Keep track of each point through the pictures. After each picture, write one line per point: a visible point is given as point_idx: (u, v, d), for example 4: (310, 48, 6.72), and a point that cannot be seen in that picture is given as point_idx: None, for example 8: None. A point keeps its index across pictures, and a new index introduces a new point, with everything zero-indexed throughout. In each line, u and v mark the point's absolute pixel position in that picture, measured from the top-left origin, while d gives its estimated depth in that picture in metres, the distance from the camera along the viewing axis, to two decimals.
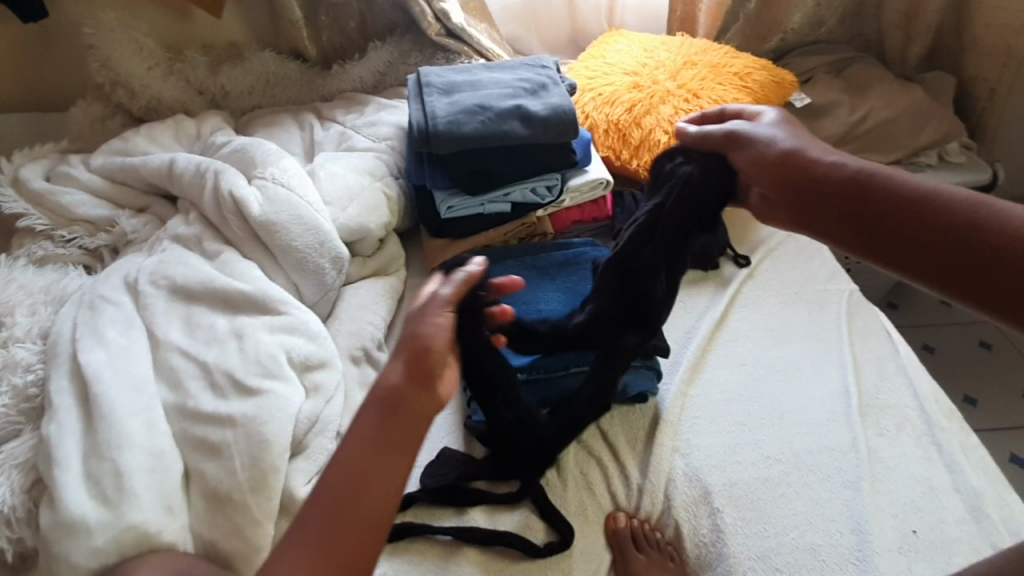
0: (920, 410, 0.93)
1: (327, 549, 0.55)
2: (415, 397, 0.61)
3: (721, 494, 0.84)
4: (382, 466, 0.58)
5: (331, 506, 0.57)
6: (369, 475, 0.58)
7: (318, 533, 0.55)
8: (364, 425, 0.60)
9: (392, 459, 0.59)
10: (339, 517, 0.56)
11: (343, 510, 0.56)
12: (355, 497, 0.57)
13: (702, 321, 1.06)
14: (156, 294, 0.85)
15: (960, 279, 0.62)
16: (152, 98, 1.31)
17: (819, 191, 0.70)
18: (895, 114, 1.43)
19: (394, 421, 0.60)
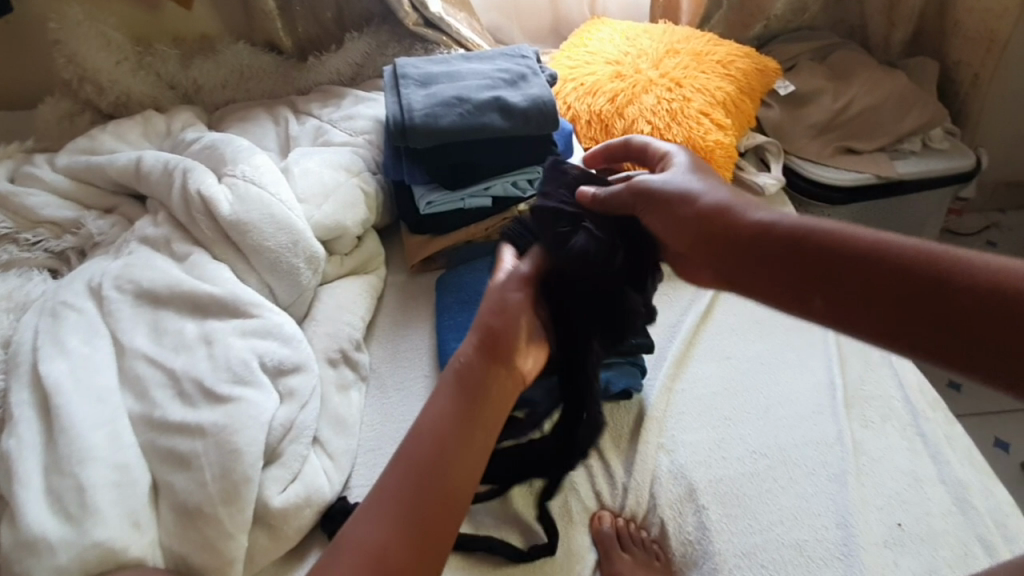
0: (905, 400, 0.93)
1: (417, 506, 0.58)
2: (495, 371, 0.67)
3: (706, 490, 0.84)
4: (466, 435, 0.63)
5: (418, 467, 0.60)
6: (451, 445, 0.62)
7: (395, 504, 0.58)
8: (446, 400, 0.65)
9: (475, 430, 0.64)
10: (420, 485, 0.59)
11: (423, 477, 0.60)
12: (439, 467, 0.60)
13: (687, 314, 1.04)
14: (121, 299, 0.81)
15: (939, 338, 0.50)
16: (121, 93, 1.26)
17: (745, 246, 0.61)
18: (880, 101, 1.42)
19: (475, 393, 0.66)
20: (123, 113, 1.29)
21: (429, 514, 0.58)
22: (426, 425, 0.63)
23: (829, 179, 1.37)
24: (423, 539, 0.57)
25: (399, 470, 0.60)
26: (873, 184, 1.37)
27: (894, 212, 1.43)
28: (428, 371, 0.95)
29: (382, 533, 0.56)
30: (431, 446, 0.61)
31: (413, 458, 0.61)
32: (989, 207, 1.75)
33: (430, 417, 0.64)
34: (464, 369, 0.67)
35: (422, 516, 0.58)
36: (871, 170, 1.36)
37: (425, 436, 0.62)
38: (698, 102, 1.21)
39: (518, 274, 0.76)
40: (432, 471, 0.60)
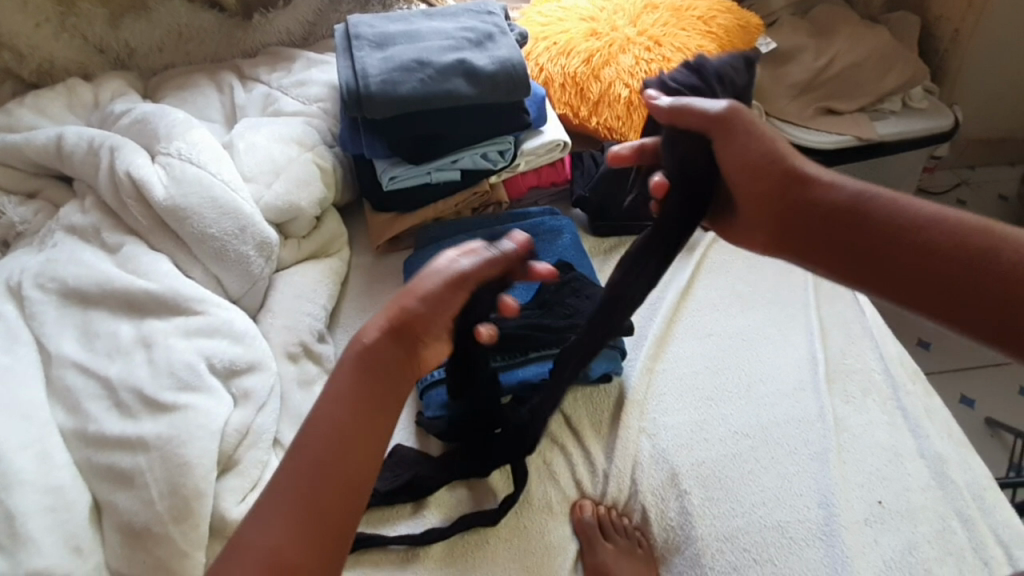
0: (885, 373, 0.92)
1: (308, 509, 0.51)
2: (399, 359, 0.59)
3: (688, 474, 0.82)
4: (365, 431, 0.55)
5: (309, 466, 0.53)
6: (348, 442, 0.55)
7: (289, 502, 0.51)
8: (343, 389, 0.57)
9: (374, 426, 0.56)
10: (312, 489, 0.52)
11: (317, 479, 0.53)
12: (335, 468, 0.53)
13: (668, 290, 1.00)
14: (44, 299, 0.75)
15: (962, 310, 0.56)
16: (42, 59, 1.09)
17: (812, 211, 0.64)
18: (863, 58, 1.36)
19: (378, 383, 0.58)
20: (48, 83, 1.13)
21: (323, 513, 0.52)
22: (319, 421, 0.55)
23: (809, 142, 1.32)
24: (322, 551, 0.50)
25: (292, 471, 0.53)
26: (854, 146, 1.33)
27: (874, 175, 1.39)
28: None
29: (272, 543, 0.50)
30: (325, 445, 0.54)
31: (308, 457, 0.53)
32: (960, 164, 1.72)
33: (324, 409, 0.56)
34: (363, 355, 0.59)
35: (317, 526, 0.51)
36: (852, 132, 1.31)
37: (319, 432, 0.54)
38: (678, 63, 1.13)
39: (458, 271, 0.62)
40: (326, 472, 0.53)
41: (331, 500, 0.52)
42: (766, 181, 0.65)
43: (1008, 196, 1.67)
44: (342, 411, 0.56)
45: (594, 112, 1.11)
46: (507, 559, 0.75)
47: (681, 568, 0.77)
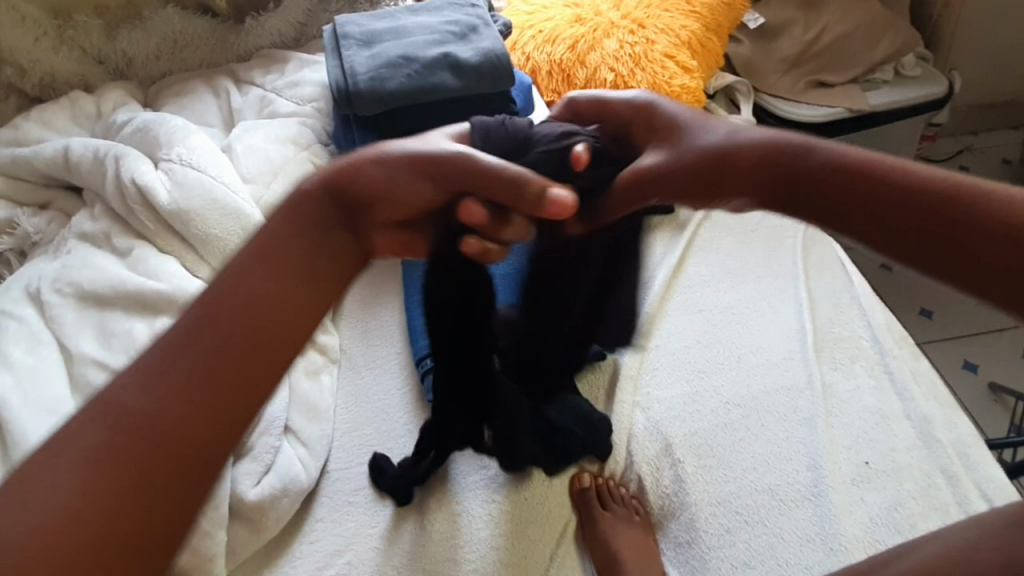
0: (873, 339, 0.94)
1: (193, 375, 0.51)
2: (336, 235, 0.62)
3: (681, 443, 0.85)
4: (283, 295, 0.57)
5: (208, 328, 0.53)
6: (257, 307, 0.55)
7: (172, 367, 0.51)
8: (272, 247, 0.59)
9: (294, 301, 0.57)
10: (212, 352, 0.53)
11: (217, 338, 0.53)
12: (234, 332, 0.54)
13: (660, 268, 1.03)
14: (62, 303, 0.80)
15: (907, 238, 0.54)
16: (44, 73, 1.13)
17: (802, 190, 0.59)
18: (850, 29, 1.41)
19: (312, 260, 0.60)
20: (51, 95, 1.17)
21: (212, 378, 0.52)
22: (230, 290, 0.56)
23: (809, 116, 1.38)
24: (205, 411, 0.51)
25: (184, 331, 0.53)
26: (846, 117, 1.38)
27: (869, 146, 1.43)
28: (400, 349, 0.93)
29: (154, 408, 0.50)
30: (227, 306, 0.55)
31: (208, 318, 0.54)
32: (962, 130, 1.74)
33: (240, 269, 0.57)
34: (312, 229, 0.61)
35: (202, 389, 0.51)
36: (844, 104, 1.37)
37: (224, 293, 0.55)
38: (662, 44, 1.15)
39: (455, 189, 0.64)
40: (233, 342, 0.53)
41: (238, 376, 0.53)
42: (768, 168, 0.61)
43: None
44: (257, 279, 0.57)
45: None
46: (509, 528, 0.78)
47: (676, 533, 0.80)
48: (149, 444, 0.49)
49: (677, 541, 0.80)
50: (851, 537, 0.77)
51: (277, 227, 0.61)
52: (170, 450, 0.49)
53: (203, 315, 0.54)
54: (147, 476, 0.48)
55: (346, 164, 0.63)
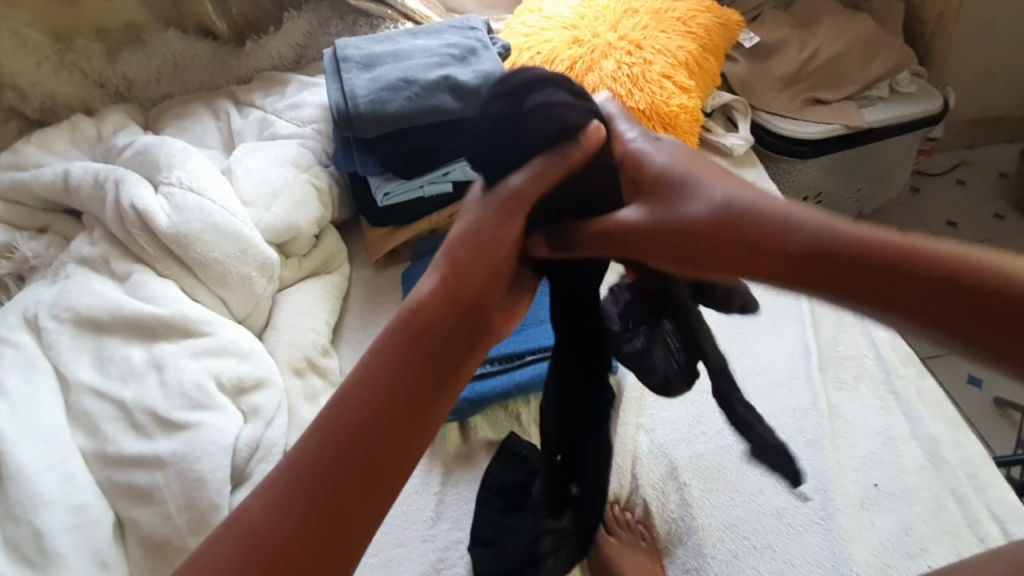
0: (877, 357, 0.94)
1: (311, 514, 0.43)
2: (458, 337, 0.48)
3: (687, 467, 0.83)
4: (415, 413, 0.46)
5: (330, 462, 0.44)
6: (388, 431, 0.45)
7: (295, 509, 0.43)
8: (398, 374, 0.46)
9: (423, 423, 0.46)
10: (331, 486, 0.44)
11: (336, 471, 0.44)
12: (351, 465, 0.44)
13: None
14: (59, 329, 0.79)
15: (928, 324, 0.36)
16: (45, 96, 1.14)
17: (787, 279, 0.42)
18: (844, 48, 1.44)
19: (442, 373, 0.47)
20: (52, 118, 1.17)
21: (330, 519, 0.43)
22: (333, 457, 0.44)
23: (798, 133, 1.40)
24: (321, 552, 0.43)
25: (308, 461, 0.44)
26: (841, 133, 1.41)
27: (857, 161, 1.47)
28: None
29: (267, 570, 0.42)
30: (358, 428, 0.45)
31: (334, 444, 0.45)
32: (959, 146, 1.76)
33: (361, 388, 0.46)
34: (445, 327, 0.47)
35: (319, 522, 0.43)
36: (840, 121, 1.40)
37: (350, 419, 0.45)
38: (660, 65, 1.16)
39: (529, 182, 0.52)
40: (352, 461, 0.44)
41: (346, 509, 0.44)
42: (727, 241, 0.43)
43: (1008, 172, 1.73)
44: (385, 396, 0.46)
45: None
46: None
47: (684, 559, 0.78)
48: None
49: (685, 567, 0.77)
50: (862, 562, 0.75)
51: (391, 338, 0.47)
52: None
53: (335, 423, 0.45)
54: None
55: (479, 239, 0.49)
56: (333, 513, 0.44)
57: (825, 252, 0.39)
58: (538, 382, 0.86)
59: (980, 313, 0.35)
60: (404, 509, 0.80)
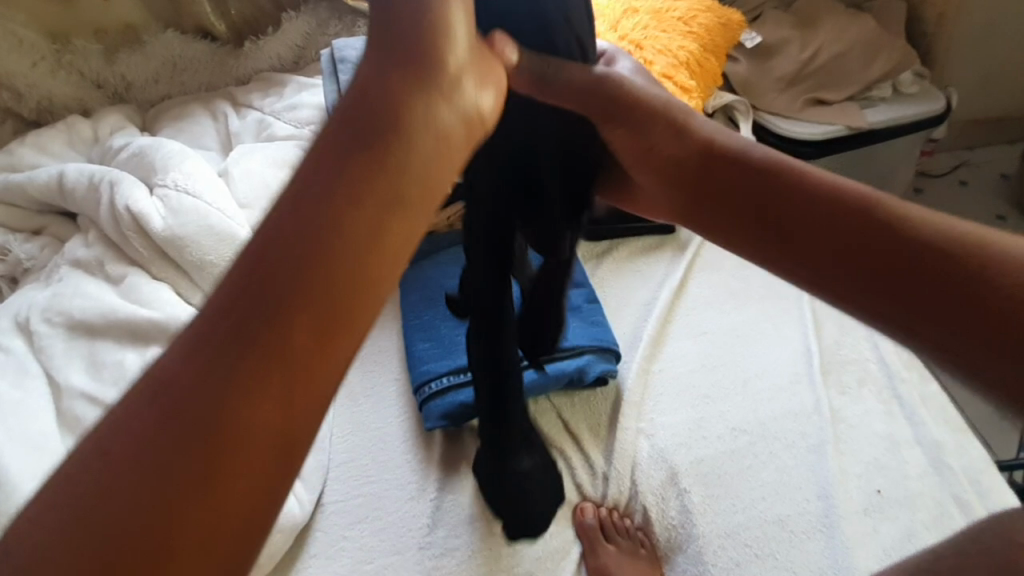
0: (880, 361, 0.92)
1: (240, 359, 0.33)
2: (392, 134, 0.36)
3: (687, 473, 0.82)
4: (355, 225, 0.35)
5: (255, 297, 0.34)
6: (325, 249, 0.35)
7: (217, 355, 0.33)
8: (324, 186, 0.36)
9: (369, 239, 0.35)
10: (257, 325, 0.33)
11: (262, 304, 0.34)
12: (282, 294, 0.34)
13: (662, 289, 1.01)
14: (51, 333, 0.78)
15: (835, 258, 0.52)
16: (42, 97, 1.13)
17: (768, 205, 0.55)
18: (846, 48, 1.43)
19: (383, 178, 0.36)
20: (49, 119, 1.17)
21: (263, 362, 0.33)
22: (241, 304, 0.34)
23: (800, 133, 1.39)
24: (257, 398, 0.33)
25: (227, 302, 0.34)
26: (844, 135, 1.40)
27: (860, 161, 1.46)
28: (399, 375, 0.92)
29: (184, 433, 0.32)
30: (280, 250, 0.34)
31: (257, 276, 0.34)
32: (959, 146, 1.75)
33: (284, 213, 0.35)
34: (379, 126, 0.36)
35: (251, 368, 0.33)
36: (842, 122, 1.39)
37: (272, 245, 0.35)
38: (660, 66, 1.16)
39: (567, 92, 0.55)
40: (281, 292, 0.34)
41: (281, 346, 0.33)
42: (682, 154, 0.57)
43: (1010, 173, 1.70)
44: (311, 213, 0.35)
45: None
46: (510, 560, 0.76)
47: (684, 566, 0.78)
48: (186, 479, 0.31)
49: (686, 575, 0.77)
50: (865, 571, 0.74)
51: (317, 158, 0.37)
52: (200, 454, 0.32)
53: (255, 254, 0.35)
54: (183, 511, 0.31)
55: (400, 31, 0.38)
56: (268, 356, 0.33)
57: (758, 178, 0.56)
58: (536, 386, 0.85)
59: (868, 266, 0.50)
60: (399, 515, 0.79)
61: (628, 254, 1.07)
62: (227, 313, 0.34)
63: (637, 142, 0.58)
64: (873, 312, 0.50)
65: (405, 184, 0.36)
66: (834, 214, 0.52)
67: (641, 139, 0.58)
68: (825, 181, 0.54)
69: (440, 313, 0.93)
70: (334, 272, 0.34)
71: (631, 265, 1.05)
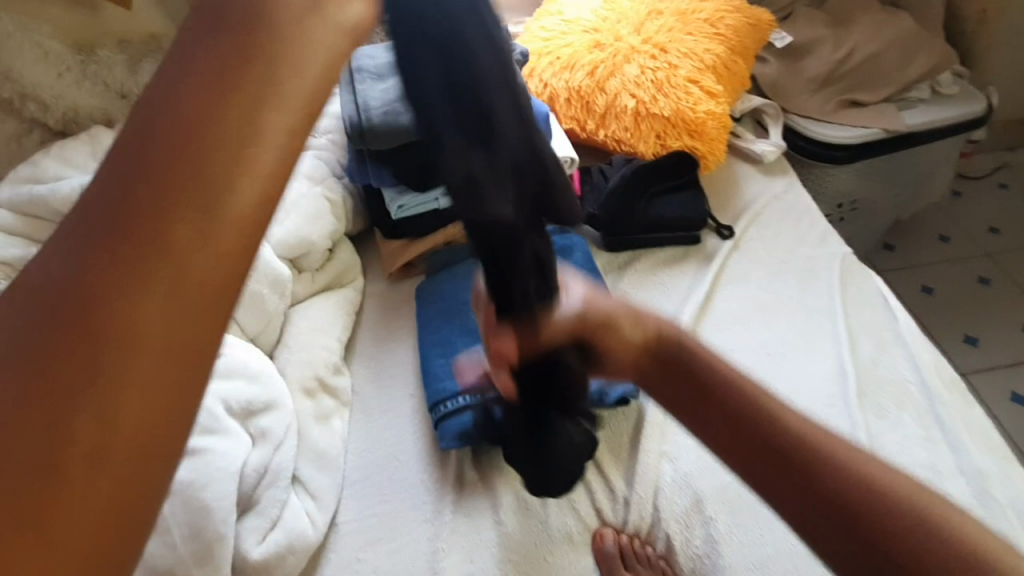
0: (920, 383, 0.87)
1: (121, 254, 0.33)
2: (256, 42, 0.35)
3: (713, 500, 0.79)
4: (228, 123, 0.34)
5: (130, 195, 0.33)
6: (202, 147, 0.33)
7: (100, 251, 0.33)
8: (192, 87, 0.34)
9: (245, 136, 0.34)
10: (140, 222, 0.33)
11: (144, 200, 0.33)
12: (165, 191, 0.33)
13: (686, 303, 0.98)
14: None
15: (785, 482, 0.55)
16: (68, 108, 1.15)
17: (711, 397, 0.61)
18: (882, 47, 1.36)
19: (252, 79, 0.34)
20: (74, 130, 1.18)
21: (145, 254, 0.33)
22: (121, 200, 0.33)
23: (833, 137, 1.33)
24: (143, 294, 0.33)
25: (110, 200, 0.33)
26: (881, 138, 1.34)
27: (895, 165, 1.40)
28: (413, 391, 0.90)
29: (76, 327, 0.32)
30: (158, 147, 0.33)
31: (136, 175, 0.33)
32: (1000, 146, 1.71)
33: (159, 107, 0.34)
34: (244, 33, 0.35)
35: (134, 263, 0.32)
36: (878, 125, 1.33)
37: (148, 141, 0.33)
38: (685, 69, 1.11)
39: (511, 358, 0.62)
40: (162, 187, 0.33)
41: (170, 238, 0.33)
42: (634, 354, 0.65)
43: None
44: (186, 109, 0.34)
45: (601, 125, 1.11)
46: None
47: None
48: (77, 370, 0.32)
49: None
50: None
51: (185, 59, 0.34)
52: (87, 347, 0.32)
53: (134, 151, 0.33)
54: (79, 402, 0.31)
55: None
56: (151, 250, 0.33)
57: (709, 389, 0.62)
58: None
59: (806, 495, 0.53)
60: (414, 537, 0.77)
61: (650, 265, 1.03)
62: (110, 210, 0.33)
63: (607, 343, 0.65)
64: (833, 551, 0.52)
65: (259, 117, 0.34)
66: (775, 442, 0.56)
67: (604, 343, 0.65)
68: (784, 414, 0.58)
69: (457, 328, 0.91)
70: (200, 212, 0.33)
71: (654, 277, 1.02)
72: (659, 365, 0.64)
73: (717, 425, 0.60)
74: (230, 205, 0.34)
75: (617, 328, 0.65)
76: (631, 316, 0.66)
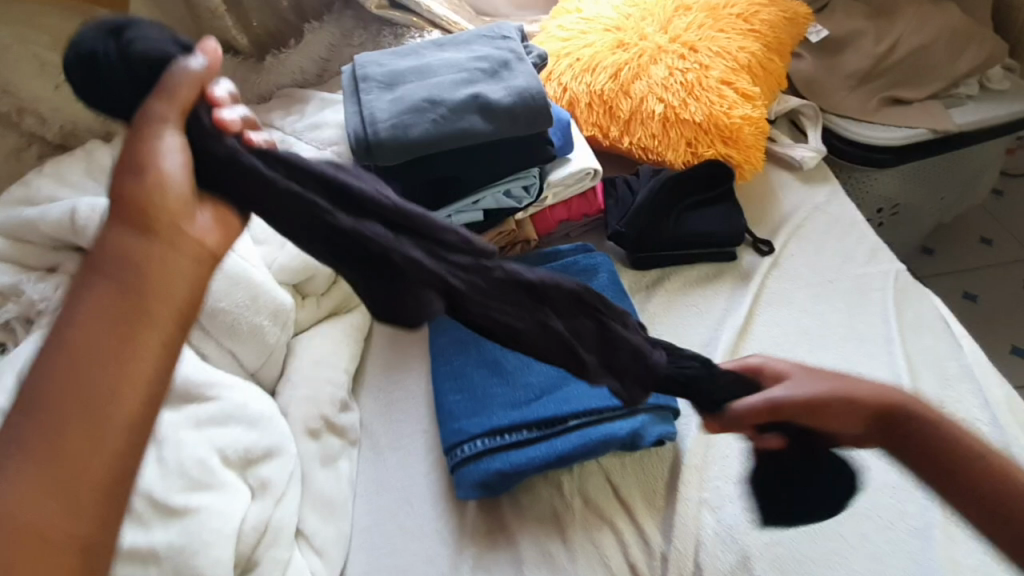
0: (992, 423, 0.78)
1: (43, 452, 0.40)
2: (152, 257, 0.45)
3: (762, 557, 0.70)
4: (124, 330, 0.43)
5: (45, 406, 0.41)
6: (100, 358, 0.42)
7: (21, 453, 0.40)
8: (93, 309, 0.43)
9: (134, 343, 0.43)
10: (50, 428, 0.41)
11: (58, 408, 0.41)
12: (69, 401, 0.41)
13: (723, 326, 0.89)
14: None
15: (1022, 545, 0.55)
16: (65, 120, 1.06)
17: (955, 472, 0.57)
18: (929, 39, 1.25)
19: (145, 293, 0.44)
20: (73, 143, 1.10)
21: (49, 455, 0.40)
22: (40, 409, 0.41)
23: (876, 139, 1.23)
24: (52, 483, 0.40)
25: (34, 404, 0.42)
26: (927, 139, 1.23)
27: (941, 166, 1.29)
28: (427, 429, 0.83)
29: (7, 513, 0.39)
30: (62, 365, 0.42)
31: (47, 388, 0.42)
32: None
33: (69, 331, 0.43)
34: (136, 257, 0.45)
35: (47, 460, 0.40)
36: (925, 125, 1.22)
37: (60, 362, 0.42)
38: (718, 70, 1.02)
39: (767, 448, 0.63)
40: (67, 399, 0.41)
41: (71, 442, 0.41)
42: (861, 415, 0.60)
43: None
44: (87, 330, 0.43)
45: (625, 132, 1.02)
46: None
47: None
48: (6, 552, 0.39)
49: None
50: None
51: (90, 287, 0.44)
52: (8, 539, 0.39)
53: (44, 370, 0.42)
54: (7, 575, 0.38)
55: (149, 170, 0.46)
56: (58, 450, 0.41)
57: (943, 446, 0.58)
58: (582, 452, 0.74)
59: None
60: None
61: (681, 285, 0.95)
62: (29, 420, 0.41)
63: (836, 426, 0.60)
64: None
65: (141, 337, 0.44)
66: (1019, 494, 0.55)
67: (830, 414, 0.60)
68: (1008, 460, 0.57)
69: (473, 359, 0.83)
70: (87, 423, 0.41)
71: (684, 298, 0.94)
72: (889, 424, 0.59)
73: (968, 496, 0.57)
74: (112, 413, 0.42)
75: (827, 409, 0.60)
76: (847, 387, 0.61)
